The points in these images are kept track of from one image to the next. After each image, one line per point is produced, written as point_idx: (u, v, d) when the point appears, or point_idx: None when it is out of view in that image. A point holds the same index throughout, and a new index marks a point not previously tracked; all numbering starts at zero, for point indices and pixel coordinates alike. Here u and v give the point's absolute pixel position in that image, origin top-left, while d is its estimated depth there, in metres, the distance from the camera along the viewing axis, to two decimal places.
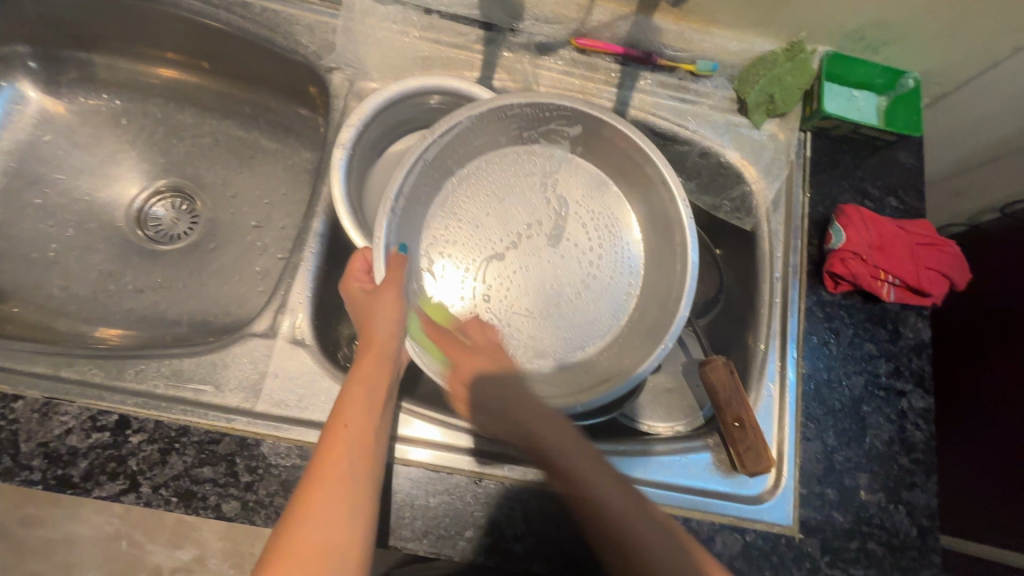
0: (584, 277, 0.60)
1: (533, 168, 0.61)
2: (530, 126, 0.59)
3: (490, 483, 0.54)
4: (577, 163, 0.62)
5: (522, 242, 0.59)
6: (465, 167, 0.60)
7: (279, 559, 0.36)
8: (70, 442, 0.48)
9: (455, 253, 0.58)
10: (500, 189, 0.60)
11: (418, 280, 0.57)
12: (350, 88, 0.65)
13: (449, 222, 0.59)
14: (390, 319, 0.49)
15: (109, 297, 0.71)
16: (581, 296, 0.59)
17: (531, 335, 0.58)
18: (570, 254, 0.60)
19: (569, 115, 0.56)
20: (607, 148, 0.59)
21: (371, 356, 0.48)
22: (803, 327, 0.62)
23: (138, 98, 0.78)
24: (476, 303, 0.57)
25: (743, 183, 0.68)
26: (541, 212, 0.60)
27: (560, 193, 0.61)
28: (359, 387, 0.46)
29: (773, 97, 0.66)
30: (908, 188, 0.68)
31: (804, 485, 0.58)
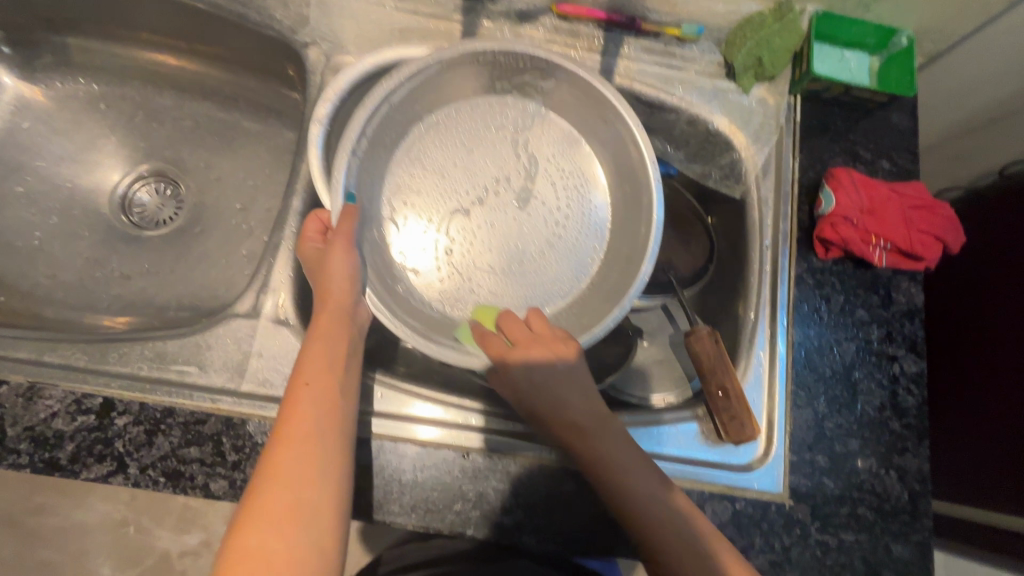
0: (550, 236, 0.59)
1: (504, 121, 0.60)
2: (503, 77, 0.58)
3: (478, 457, 0.53)
4: (549, 119, 0.61)
5: (488, 198, 0.58)
6: (435, 115, 0.59)
7: (245, 520, 0.37)
8: (56, 425, 0.49)
9: (419, 203, 0.57)
10: (469, 140, 0.59)
11: (380, 229, 0.56)
12: (327, 62, 0.63)
13: (415, 172, 0.58)
14: (346, 273, 0.48)
15: (97, 284, 0.71)
16: (545, 256, 0.59)
17: (492, 291, 0.57)
18: (535, 211, 0.59)
19: (543, 66, 0.55)
20: (579, 103, 0.58)
21: (329, 312, 0.47)
22: (793, 294, 0.61)
23: (116, 82, 0.77)
24: (438, 257, 0.57)
25: (733, 151, 0.67)
26: (509, 169, 0.59)
27: (530, 149, 0.60)
28: (319, 346, 0.46)
29: (761, 60, 0.64)
30: (901, 150, 0.66)
31: (794, 452, 0.57)
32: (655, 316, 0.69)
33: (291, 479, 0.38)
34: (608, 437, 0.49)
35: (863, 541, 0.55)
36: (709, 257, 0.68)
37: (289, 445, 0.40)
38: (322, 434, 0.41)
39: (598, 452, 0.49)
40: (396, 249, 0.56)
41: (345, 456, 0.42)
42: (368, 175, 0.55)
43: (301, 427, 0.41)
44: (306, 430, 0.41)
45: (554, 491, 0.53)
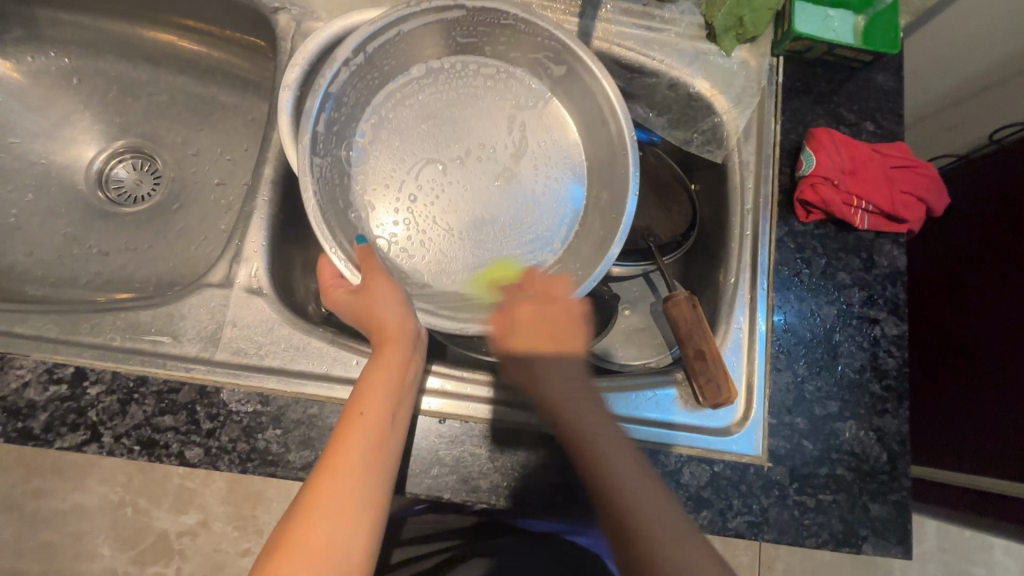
0: (518, 215, 0.57)
1: (508, 94, 0.59)
2: (517, 48, 0.57)
3: (454, 424, 0.53)
4: (552, 105, 0.60)
5: (467, 158, 0.57)
6: (440, 62, 0.58)
7: (286, 550, 0.37)
8: (28, 395, 0.49)
9: (396, 139, 0.56)
10: (464, 94, 0.58)
11: (349, 149, 0.55)
12: (297, 29, 0.62)
13: (401, 110, 0.57)
14: (392, 308, 0.47)
15: (75, 261, 0.70)
16: (507, 232, 0.57)
17: (441, 247, 0.56)
18: (512, 186, 0.58)
19: (558, 50, 0.55)
20: (578, 95, 0.57)
21: (389, 347, 0.46)
22: (774, 259, 0.61)
23: (89, 56, 0.75)
24: (397, 195, 0.55)
25: (714, 114, 0.66)
26: (494, 136, 0.58)
27: (523, 129, 0.59)
28: (378, 375, 0.45)
29: (742, 20, 0.62)
30: (886, 111, 0.65)
31: (774, 415, 0.57)
32: (637, 285, 0.68)
33: (331, 510, 0.38)
34: (588, 407, 0.49)
35: (841, 502, 0.55)
36: (692, 224, 0.67)
37: (335, 474, 0.40)
38: (368, 469, 0.41)
39: (571, 415, 0.48)
40: (357, 175, 0.55)
41: (385, 491, 0.41)
42: (353, 93, 0.54)
43: (351, 457, 0.40)
44: (356, 470, 0.40)
45: (533, 456, 0.53)
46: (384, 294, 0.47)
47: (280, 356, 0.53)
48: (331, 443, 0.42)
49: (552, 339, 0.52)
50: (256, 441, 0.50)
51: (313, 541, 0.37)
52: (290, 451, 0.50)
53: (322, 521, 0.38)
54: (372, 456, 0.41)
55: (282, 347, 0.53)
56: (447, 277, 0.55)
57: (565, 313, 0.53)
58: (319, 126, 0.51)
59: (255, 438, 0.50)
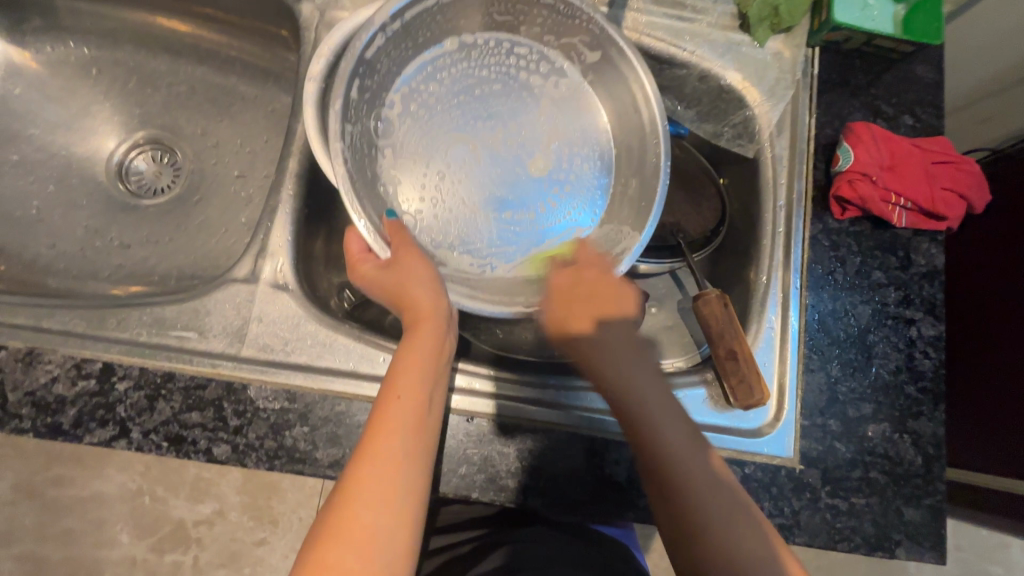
0: (545, 201, 0.56)
1: (541, 77, 0.57)
2: (554, 30, 0.56)
3: (482, 422, 0.52)
4: (585, 90, 0.58)
5: (498, 138, 0.55)
6: (474, 36, 0.56)
7: (331, 537, 0.36)
8: (57, 390, 0.48)
9: (425, 113, 0.54)
10: (497, 74, 0.57)
11: (377, 119, 0.53)
12: (321, 18, 0.61)
13: (432, 85, 0.55)
14: (423, 286, 0.46)
15: (96, 253, 0.70)
16: (534, 217, 0.55)
17: (465, 227, 0.54)
18: (541, 172, 0.56)
19: (597, 34, 0.53)
20: (612, 83, 0.56)
21: (424, 329, 0.45)
22: (807, 255, 0.59)
23: (108, 46, 0.74)
24: (426, 171, 0.53)
25: (746, 107, 0.64)
26: (525, 119, 0.56)
27: (555, 113, 0.57)
28: (413, 357, 0.44)
29: (778, 8, 0.60)
30: (925, 104, 0.63)
31: (806, 417, 0.56)
32: (664, 282, 0.67)
33: (375, 498, 0.38)
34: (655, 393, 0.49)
35: (873, 505, 0.54)
36: (721, 218, 0.65)
37: (374, 461, 0.39)
38: (407, 454, 0.40)
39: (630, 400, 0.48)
40: (383, 147, 0.53)
41: (426, 477, 0.41)
42: (386, 60, 0.52)
43: (390, 442, 0.40)
44: (397, 455, 0.40)
45: (563, 453, 0.52)
46: (415, 273, 0.46)
47: (307, 353, 0.52)
48: (369, 428, 0.41)
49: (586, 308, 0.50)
50: (283, 438, 0.50)
51: (358, 528, 0.37)
52: (317, 448, 0.50)
53: (365, 508, 0.37)
54: (411, 440, 0.41)
55: (310, 343, 0.53)
56: (469, 258, 0.54)
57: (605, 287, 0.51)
58: (352, 92, 0.49)
59: (282, 435, 0.50)
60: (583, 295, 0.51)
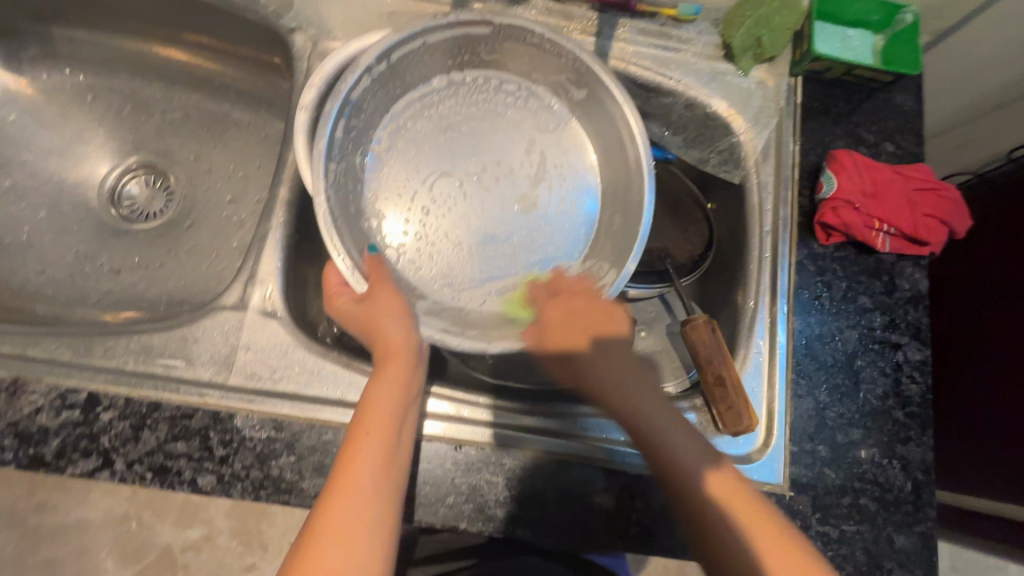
0: (529, 236, 0.56)
1: (530, 114, 0.58)
2: (542, 71, 0.57)
3: (471, 450, 0.52)
4: (572, 126, 0.59)
5: (485, 174, 0.56)
6: (462, 75, 0.57)
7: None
8: (41, 421, 0.48)
9: (412, 150, 0.55)
10: (484, 110, 0.58)
11: (364, 155, 0.54)
12: (314, 48, 0.62)
13: (419, 122, 0.56)
14: (393, 323, 0.47)
15: (86, 278, 0.70)
16: (516, 251, 0.56)
17: (449, 260, 0.55)
18: (527, 207, 0.57)
19: (582, 72, 0.54)
20: (599, 120, 0.57)
21: (393, 364, 0.46)
22: (794, 281, 0.60)
23: (103, 73, 0.75)
24: (411, 206, 0.54)
25: (731, 134, 0.65)
26: (511, 154, 0.57)
27: (542, 150, 0.58)
28: (383, 393, 0.45)
29: (760, 40, 0.62)
30: (905, 132, 0.64)
31: (795, 442, 0.56)
32: (653, 305, 0.67)
33: (344, 536, 0.38)
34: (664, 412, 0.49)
35: (864, 532, 0.54)
36: (710, 244, 0.66)
37: (344, 497, 0.39)
38: (376, 488, 0.40)
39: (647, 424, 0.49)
40: (370, 182, 0.54)
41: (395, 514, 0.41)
42: (373, 100, 0.53)
43: (360, 478, 0.40)
44: (366, 490, 0.40)
45: (552, 480, 0.52)
46: (386, 311, 0.47)
47: (294, 380, 0.52)
48: (339, 464, 0.41)
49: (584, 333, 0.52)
50: (270, 468, 0.49)
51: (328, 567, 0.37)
52: (303, 478, 0.49)
53: (336, 546, 0.37)
54: (382, 475, 0.41)
55: (297, 371, 0.53)
56: (451, 291, 0.54)
57: (593, 306, 0.52)
58: (338, 132, 0.50)
59: (268, 465, 0.49)
60: (571, 323, 0.52)
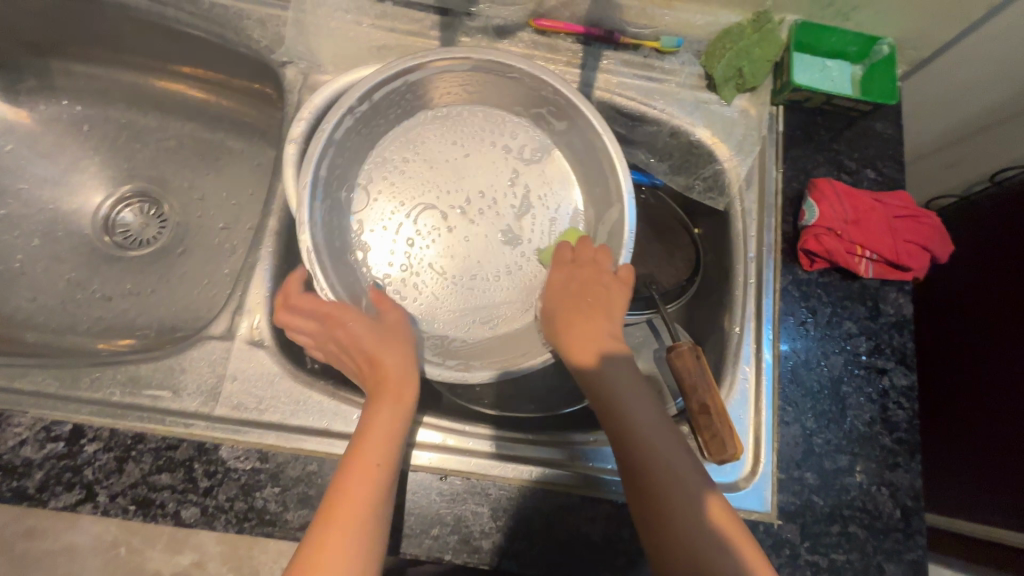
0: (512, 267, 0.58)
1: (513, 147, 0.60)
2: (527, 104, 0.59)
3: (456, 480, 0.52)
4: (555, 159, 0.61)
5: (470, 208, 0.57)
6: (445, 108, 0.59)
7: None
8: (25, 453, 0.48)
9: (396, 183, 0.57)
10: (468, 144, 0.59)
11: (349, 190, 0.56)
12: (304, 81, 0.64)
13: (404, 156, 0.58)
14: (391, 359, 0.48)
15: (78, 306, 0.70)
16: (499, 280, 0.57)
17: (433, 292, 0.56)
18: (511, 240, 0.58)
19: (564, 107, 0.56)
20: (581, 152, 0.58)
21: (398, 385, 0.47)
22: (779, 307, 0.60)
23: (100, 104, 0.77)
24: (395, 239, 0.56)
25: (715, 162, 0.66)
26: (494, 187, 0.58)
27: (525, 184, 0.60)
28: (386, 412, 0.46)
29: (741, 71, 0.64)
30: (885, 158, 0.66)
31: (782, 469, 0.56)
32: (641, 330, 0.67)
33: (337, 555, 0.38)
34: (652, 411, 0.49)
35: (854, 562, 0.54)
36: (694, 269, 0.67)
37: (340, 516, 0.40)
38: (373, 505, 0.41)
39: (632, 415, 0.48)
40: (356, 215, 0.56)
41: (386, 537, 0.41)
42: (357, 137, 0.55)
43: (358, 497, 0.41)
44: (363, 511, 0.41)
45: (537, 512, 0.52)
46: (385, 345, 0.49)
47: (281, 410, 0.52)
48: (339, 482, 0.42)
49: (585, 306, 0.52)
50: (254, 499, 0.49)
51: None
52: (288, 510, 0.49)
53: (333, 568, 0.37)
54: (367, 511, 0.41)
55: (284, 401, 0.53)
56: (435, 321, 0.56)
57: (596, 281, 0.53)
58: (323, 170, 0.51)
59: (253, 496, 0.49)
60: (572, 292, 0.53)
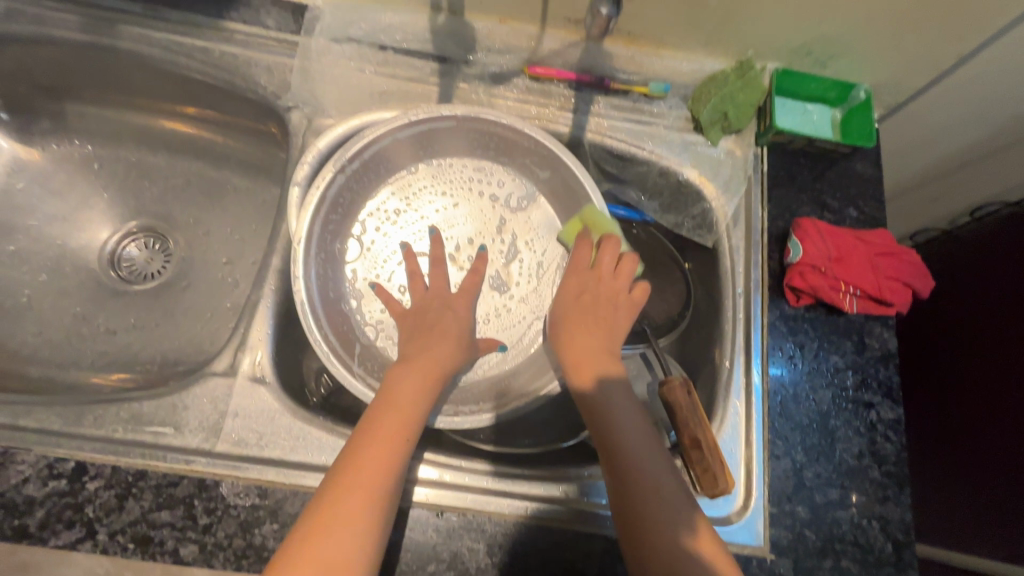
0: (500, 308, 0.65)
1: (499, 194, 0.68)
2: (509, 154, 0.67)
3: (452, 516, 0.52)
4: (540, 203, 0.68)
5: (458, 256, 0.66)
6: (435, 160, 0.68)
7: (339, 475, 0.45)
8: (27, 491, 0.49)
9: (389, 233, 0.66)
10: (457, 194, 0.68)
11: (344, 242, 0.64)
12: (309, 125, 0.66)
13: (396, 206, 0.66)
14: (446, 354, 0.56)
15: (82, 340, 0.72)
16: (489, 324, 0.64)
17: None
18: (498, 284, 0.65)
19: (546, 155, 0.64)
20: (565, 193, 0.66)
21: (441, 340, 0.57)
22: (767, 341, 0.62)
23: (110, 144, 0.79)
24: (389, 284, 0.64)
25: (704, 201, 0.69)
26: (479, 234, 0.66)
27: (512, 231, 0.67)
28: (428, 355, 0.55)
29: (726, 114, 0.67)
30: (866, 198, 0.68)
31: (774, 503, 0.57)
32: (633, 363, 0.67)
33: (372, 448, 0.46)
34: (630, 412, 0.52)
35: None
36: (686, 305, 0.70)
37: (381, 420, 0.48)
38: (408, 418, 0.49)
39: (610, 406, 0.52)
40: (351, 265, 0.64)
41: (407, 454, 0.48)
42: (350, 193, 0.63)
43: (398, 408, 0.50)
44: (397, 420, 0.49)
45: (532, 548, 0.52)
46: (443, 343, 0.57)
47: (281, 446, 0.53)
48: (384, 396, 0.51)
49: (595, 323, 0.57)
50: (252, 536, 0.49)
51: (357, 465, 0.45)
52: None
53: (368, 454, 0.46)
54: (383, 478, 0.45)
55: (284, 437, 0.54)
56: None
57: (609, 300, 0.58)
58: (317, 225, 0.59)
59: (252, 533, 0.50)
60: (585, 303, 0.58)
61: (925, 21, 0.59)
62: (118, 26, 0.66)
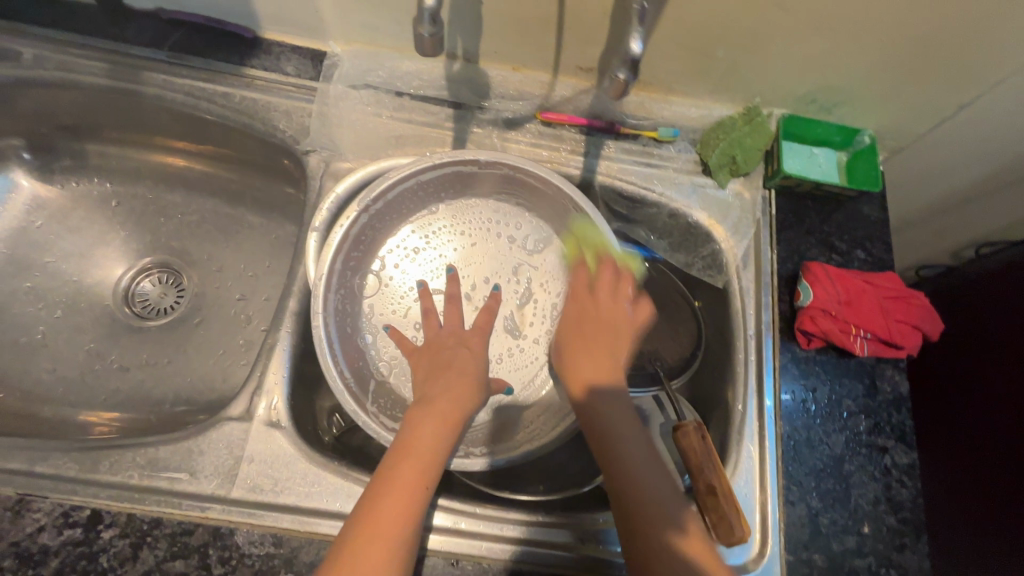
0: (512, 347, 0.66)
1: (516, 235, 0.69)
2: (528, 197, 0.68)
3: (467, 565, 0.52)
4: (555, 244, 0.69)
5: (473, 295, 0.66)
6: (456, 202, 0.69)
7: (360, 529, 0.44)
8: (42, 540, 0.49)
9: (406, 271, 0.67)
10: (474, 234, 0.69)
11: (365, 276, 0.66)
12: (326, 168, 0.68)
13: (415, 245, 0.68)
14: (464, 398, 0.56)
15: (95, 378, 0.72)
16: (502, 363, 0.65)
17: None
18: (511, 324, 0.66)
19: (564, 200, 0.65)
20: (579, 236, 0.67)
21: (458, 383, 0.57)
22: (778, 384, 0.62)
23: (128, 181, 0.81)
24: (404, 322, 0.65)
25: (713, 242, 0.70)
26: (495, 274, 0.67)
27: (528, 272, 0.68)
28: (446, 398, 0.55)
29: (735, 158, 0.68)
30: (873, 240, 0.69)
31: (790, 551, 0.56)
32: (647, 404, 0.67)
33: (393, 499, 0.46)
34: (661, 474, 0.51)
35: None
36: (698, 345, 0.70)
37: (400, 467, 0.48)
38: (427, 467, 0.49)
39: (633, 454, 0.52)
40: (367, 300, 0.65)
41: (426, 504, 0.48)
42: (371, 232, 0.64)
43: (418, 457, 0.49)
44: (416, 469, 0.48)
45: None
46: (460, 383, 0.57)
47: (296, 493, 0.53)
48: (403, 443, 0.51)
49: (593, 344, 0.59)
50: None
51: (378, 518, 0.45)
52: None
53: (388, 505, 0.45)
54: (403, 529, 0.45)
55: (299, 484, 0.54)
56: None
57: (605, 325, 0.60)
58: (338, 262, 0.61)
59: None
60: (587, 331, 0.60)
61: (926, 72, 0.61)
62: (143, 73, 0.68)
